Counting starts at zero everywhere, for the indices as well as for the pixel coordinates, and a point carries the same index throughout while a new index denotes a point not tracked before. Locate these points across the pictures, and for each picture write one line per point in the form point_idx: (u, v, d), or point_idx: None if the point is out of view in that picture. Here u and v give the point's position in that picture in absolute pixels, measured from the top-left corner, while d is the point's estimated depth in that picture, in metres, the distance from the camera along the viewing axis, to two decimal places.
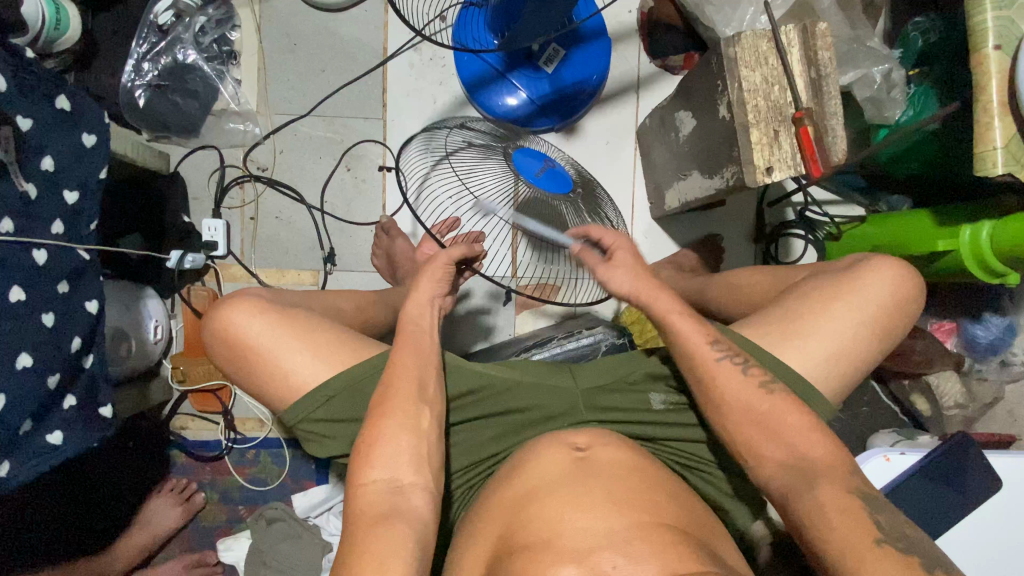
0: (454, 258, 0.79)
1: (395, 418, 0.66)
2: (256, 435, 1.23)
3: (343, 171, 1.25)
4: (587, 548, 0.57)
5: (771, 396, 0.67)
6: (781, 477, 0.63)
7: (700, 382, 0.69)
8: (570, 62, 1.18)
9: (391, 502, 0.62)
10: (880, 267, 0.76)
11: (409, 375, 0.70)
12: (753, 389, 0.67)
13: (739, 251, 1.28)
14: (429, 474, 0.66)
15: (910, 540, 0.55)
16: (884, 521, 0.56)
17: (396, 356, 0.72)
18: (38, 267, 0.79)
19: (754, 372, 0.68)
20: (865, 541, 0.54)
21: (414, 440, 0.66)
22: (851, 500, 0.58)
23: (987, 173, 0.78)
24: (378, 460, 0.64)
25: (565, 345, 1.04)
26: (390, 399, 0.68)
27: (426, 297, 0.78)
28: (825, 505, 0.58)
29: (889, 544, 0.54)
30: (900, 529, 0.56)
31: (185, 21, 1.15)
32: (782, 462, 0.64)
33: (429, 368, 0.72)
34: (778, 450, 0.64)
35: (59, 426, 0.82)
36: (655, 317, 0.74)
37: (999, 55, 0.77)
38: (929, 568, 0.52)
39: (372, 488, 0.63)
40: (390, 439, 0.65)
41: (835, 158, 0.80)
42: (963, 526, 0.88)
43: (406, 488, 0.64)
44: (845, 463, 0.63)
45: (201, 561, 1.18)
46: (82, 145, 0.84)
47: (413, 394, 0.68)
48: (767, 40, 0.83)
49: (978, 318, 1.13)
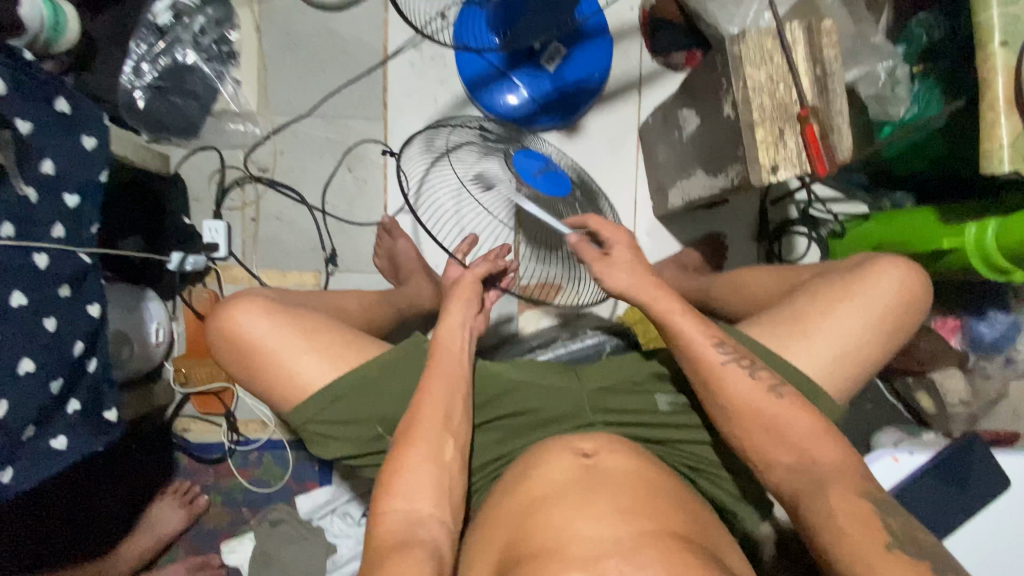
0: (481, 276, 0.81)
1: (421, 447, 0.66)
2: (259, 437, 1.22)
3: (344, 171, 1.24)
4: (593, 555, 0.56)
5: (781, 402, 0.66)
6: (793, 482, 0.63)
7: (709, 388, 0.69)
8: (570, 62, 1.17)
9: (409, 532, 0.61)
10: (889, 269, 0.75)
11: (437, 405, 0.69)
12: (763, 394, 0.66)
13: (742, 248, 1.28)
14: (448, 506, 0.65)
15: (921, 544, 0.55)
16: (896, 525, 0.57)
17: (425, 380, 0.71)
18: (40, 271, 0.78)
19: (763, 376, 0.68)
20: (875, 544, 0.55)
21: (436, 470, 0.66)
22: (865, 504, 0.58)
23: (994, 171, 0.77)
24: (401, 488, 0.64)
25: (570, 346, 1.04)
26: (417, 426, 0.68)
27: (457, 321, 0.78)
28: (835, 512, 0.58)
29: (899, 548, 0.54)
30: (912, 536, 0.56)
31: (185, 21, 1.16)
32: (791, 466, 0.64)
33: (458, 398, 0.72)
34: (786, 457, 0.65)
35: (63, 431, 0.82)
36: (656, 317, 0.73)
37: (1004, 53, 0.76)
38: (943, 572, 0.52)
39: (393, 518, 0.62)
40: (412, 469, 0.65)
41: (841, 155, 0.82)
42: (974, 525, 0.87)
43: (425, 518, 0.63)
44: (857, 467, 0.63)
45: (204, 564, 1.17)
46: (82, 147, 0.83)
47: (440, 422, 0.69)
48: (772, 38, 0.81)
49: (983, 315, 1.12)
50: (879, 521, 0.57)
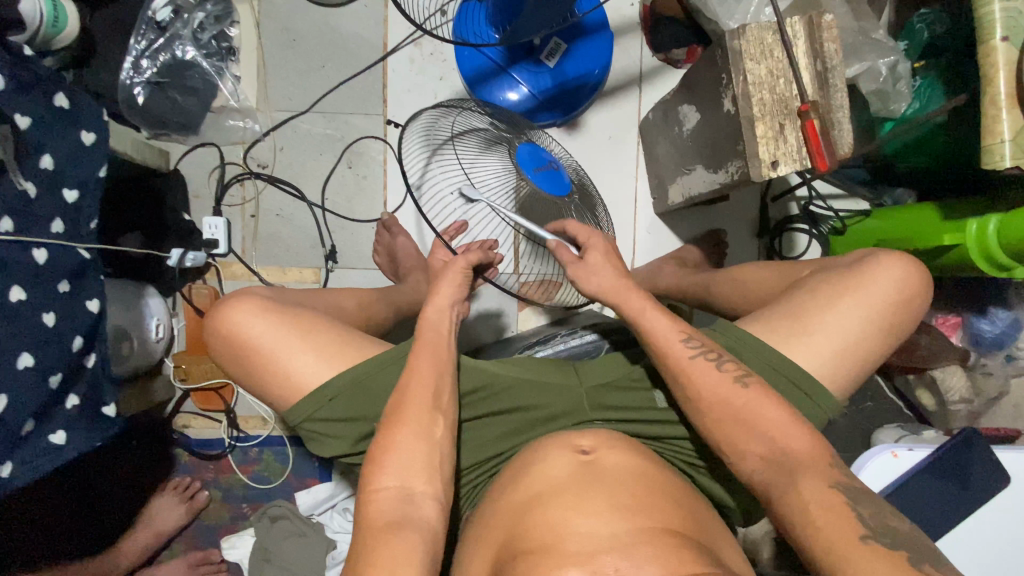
0: (472, 263, 0.81)
1: (411, 426, 0.66)
2: (259, 433, 1.22)
3: (344, 167, 1.24)
4: (590, 551, 0.56)
5: (746, 391, 0.66)
6: (763, 470, 0.62)
7: (678, 383, 0.68)
8: (571, 57, 1.17)
9: (402, 510, 0.61)
10: (887, 264, 0.75)
11: (425, 384, 0.69)
12: (727, 386, 0.66)
13: (743, 245, 1.28)
14: (440, 484, 0.65)
15: (895, 536, 0.54)
16: (867, 517, 0.55)
17: (413, 360, 0.71)
18: (39, 267, 0.78)
19: (728, 368, 0.68)
20: (851, 537, 0.53)
21: (427, 448, 0.66)
22: (838, 497, 0.57)
23: (995, 166, 0.76)
24: (391, 466, 0.64)
25: (570, 342, 1.04)
26: (406, 407, 0.67)
27: (445, 303, 0.78)
28: (809, 507, 0.57)
29: (873, 540, 0.53)
30: (884, 525, 0.55)
31: (184, 17, 1.14)
32: (763, 457, 0.63)
33: (445, 377, 0.71)
34: (757, 446, 0.63)
35: (62, 426, 0.82)
36: (627, 316, 0.74)
37: (1006, 47, 0.76)
38: (919, 565, 0.51)
39: (384, 496, 0.62)
40: (403, 447, 0.65)
41: (842, 152, 0.82)
42: (972, 521, 0.87)
43: (417, 497, 0.63)
44: (826, 457, 0.62)
45: (205, 559, 1.18)
46: (81, 143, 0.84)
47: (429, 402, 0.68)
48: (773, 33, 0.81)
49: (984, 312, 1.12)
50: (851, 513, 0.56)
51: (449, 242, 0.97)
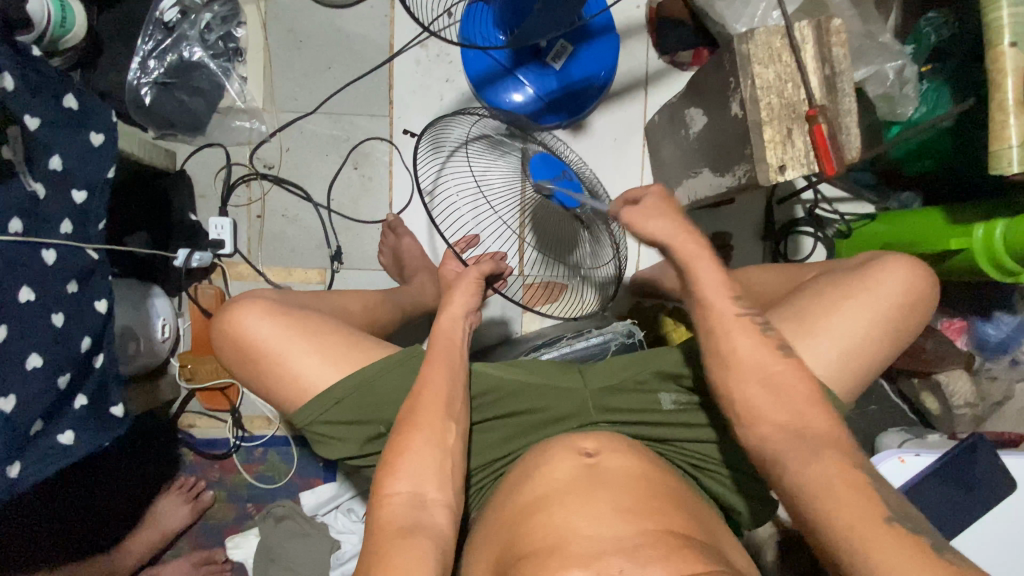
0: (483, 274, 0.82)
1: (424, 432, 0.66)
2: (264, 433, 1.23)
3: (350, 168, 1.24)
4: (595, 553, 0.56)
5: (786, 359, 0.64)
6: (780, 439, 0.59)
7: None
8: (577, 58, 1.17)
9: (414, 515, 0.61)
10: (892, 267, 0.76)
11: (438, 390, 0.70)
12: (766, 350, 0.64)
13: (747, 248, 1.28)
14: (451, 490, 0.66)
15: (913, 520, 0.53)
16: (891, 500, 0.54)
17: (427, 367, 0.72)
18: (48, 268, 0.79)
19: (772, 334, 0.65)
20: (875, 517, 0.51)
21: (440, 454, 0.66)
22: (864, 478, 0.55)
23: (1003, 171, 0.77)
24: (403, 471, 0.64)
25: (575, 344, 1.02)
26: (420, 412, 0.68)
27: (460, 312, 0.79)
28: (832, 481, 0.54)
29: (898, 522, 0.51)
30: (903, 509, 0.54)
31: (191, 18, 1.14)
32: (783, 425, 0.60)
33: (458, 385, 0.72)
34: (779, 414, 0.60)
35: (70, 426, 0.82)
36: (680, 262, 0.69)
37: (1014, 53, 0.75)
38: (942, 552, 0.49)
39: (395, 501, 0.62)
40: (416, 453, 0.65)
41: (849, 156, 0.82)
42: (981, 524, 0.88)
43: (428, 503, 0.63)
44: (825, 432, 0.59)
45: (209, 559, 1.19)
46: (90, 144, 0.84)
47: (442, 409, 0.69)
48: (781, 37, 0.81)
49: (989, 317, 1.12)
50: (876, 495, 0.53)
51: (461, 252, 0.95)
